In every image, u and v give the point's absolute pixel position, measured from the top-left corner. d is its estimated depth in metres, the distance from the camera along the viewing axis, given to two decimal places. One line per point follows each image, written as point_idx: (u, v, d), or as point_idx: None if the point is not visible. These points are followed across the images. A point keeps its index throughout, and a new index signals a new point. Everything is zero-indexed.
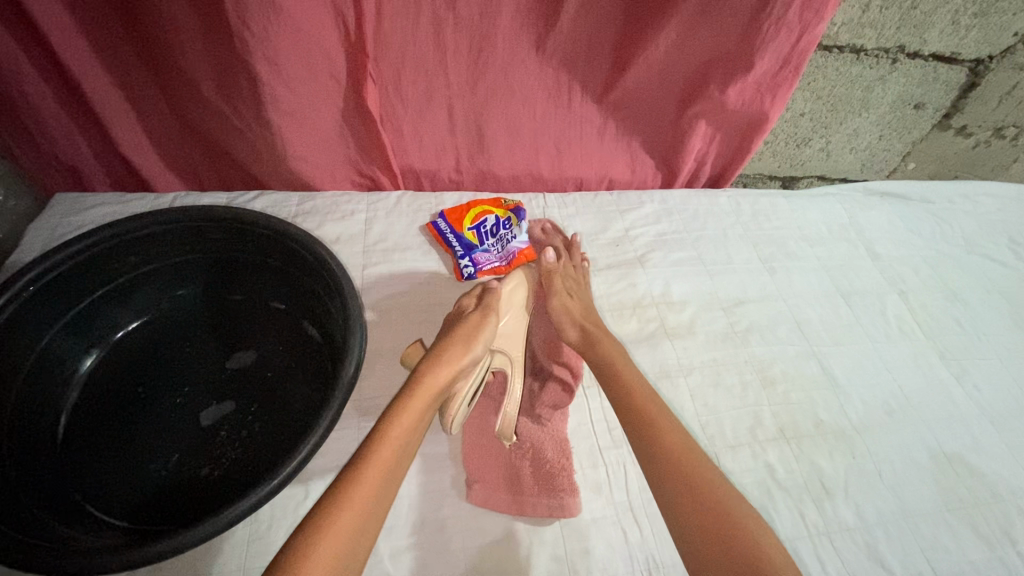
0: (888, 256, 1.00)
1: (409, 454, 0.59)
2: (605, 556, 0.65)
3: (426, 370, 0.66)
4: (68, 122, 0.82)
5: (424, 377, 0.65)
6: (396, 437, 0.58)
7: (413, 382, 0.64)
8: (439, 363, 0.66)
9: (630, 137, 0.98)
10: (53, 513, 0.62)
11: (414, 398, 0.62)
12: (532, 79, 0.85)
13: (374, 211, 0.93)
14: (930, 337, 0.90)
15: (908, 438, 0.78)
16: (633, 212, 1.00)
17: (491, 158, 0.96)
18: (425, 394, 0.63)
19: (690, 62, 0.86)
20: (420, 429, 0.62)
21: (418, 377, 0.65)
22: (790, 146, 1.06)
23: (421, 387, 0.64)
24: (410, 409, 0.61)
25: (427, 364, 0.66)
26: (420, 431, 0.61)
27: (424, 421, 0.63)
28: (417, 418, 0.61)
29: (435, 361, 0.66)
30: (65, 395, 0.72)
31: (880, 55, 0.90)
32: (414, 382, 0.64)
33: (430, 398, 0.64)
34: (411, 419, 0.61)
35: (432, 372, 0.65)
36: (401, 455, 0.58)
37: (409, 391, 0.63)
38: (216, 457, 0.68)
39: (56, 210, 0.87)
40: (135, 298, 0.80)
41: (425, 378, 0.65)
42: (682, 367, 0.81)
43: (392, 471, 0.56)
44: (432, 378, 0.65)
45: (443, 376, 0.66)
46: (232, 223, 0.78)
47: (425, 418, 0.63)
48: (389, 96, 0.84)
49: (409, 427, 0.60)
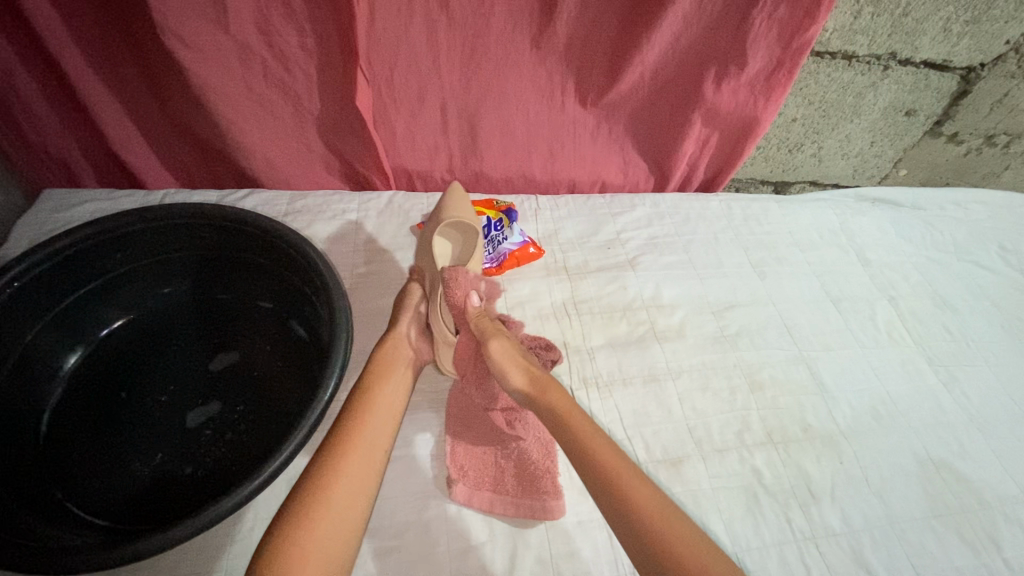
0: (879, 262, 1.00)
1: (376, 466, 0.57)
2: (590, 560, 0.64)
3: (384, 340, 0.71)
4: (57, 117, 0.81)
5: (380, 362, 0.67)
6: (358, 448, 0.57)
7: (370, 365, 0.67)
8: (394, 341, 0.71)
9: (623, 139, 0.98)
10: (31, 511, 0.61)
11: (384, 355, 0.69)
12: (525, 80, 0.85)
13: (365, 210, 0.93)
14: (919, 343, 0.90)
15: (897, 443, 0.79)
16: (625, 215, 1.00)
17: (483, 159, 0.96)
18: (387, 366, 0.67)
19: (682, 66, 0.86)
20: (385, 439, 0.60)
21: (371, 380, 0.64)
22: (782, 151, 1.06)
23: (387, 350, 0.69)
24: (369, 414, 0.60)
25: (378, 354, 0.69)
26: (384, 439, 0.60)
27: (388, 428, 0.61)
28: (378, 425, 0.60)
29: (385, 355, 0.69)
30: (49, 393, 0.71)
31: (872, 61, 0.91)
32: (365, 386, 0.64)
33: (390, 403, 0.63)
34: (371, 426, 0.60)
35: (386, 374, 0.66)
36: (366, 466, 0.56)
37: (363, 394, 0.62)
38: (200, 457, 0.68)
39: (45, 205, 0.86)
40: (120, 295, 0.79)
41: (380, 380, 0.65)
42: (671, 371, 0.81)
43: (359, 487, 0.54)
44: (385, 381, 0.65)
45: (396, 380, 0.66)
46: (221, 221, 0.77)
47: (387, 424, 0.62)
48: (382, 96, 0.83)
49: (372, 436, 0.59)
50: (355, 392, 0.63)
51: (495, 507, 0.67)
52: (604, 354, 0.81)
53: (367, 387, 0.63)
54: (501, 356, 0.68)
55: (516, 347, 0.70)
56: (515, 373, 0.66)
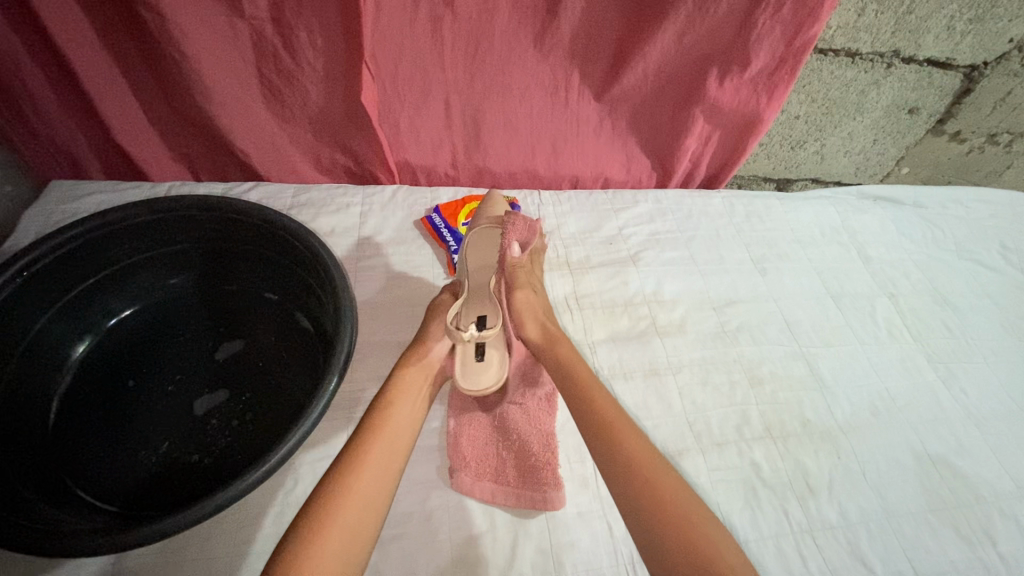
0: (879, 259, 1.01)
1: (385, 499, 0.56)
2: (590, 550, 0.65)
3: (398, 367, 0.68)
4: (64, 109, 0.82)
5: (394, 386, 0.65)
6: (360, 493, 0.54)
7: (390, 382, 0.66)
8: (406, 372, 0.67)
9: (626, 135, 0.98)
10: (43, 496, 0.62)
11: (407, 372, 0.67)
12: (528, 76, 0.85)
13: (369, 204, 0.94)
14: (918, 340, 0.91)
15: (894, 439, 0.79)
16: (627, 211, 1.00)
17: (487, 153, 0.97)
18: (409, 388, 0.66)
19: (686, 62, 0.86)
20: (392, 479, 0.57)
21: (379, 415, 0.61)
22: (785, 148, 1.06)
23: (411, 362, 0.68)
24: (374, 453, 0.57)
25: (391, 387, 0.65)
26: (391, 479, 0.57)
27: (396, 467, 0.58)
28: (384, 465, 0.57)
29: (398, 388, 0.65)
30: (58, 381, 0.72)
31: (875, 59, 0.91)
32: (370, 421, 0.61)
33: (399, 440, 0.60)
34: (377, 466, 0.57)
35: (396, 409, 0.63)
36: (374, 500, 0.54)
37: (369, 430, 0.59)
38: (207, 445, 0.69)
39: (51, 197, 0.87)
40: (128, 286, 0.80)
41: (388, 414, 0.62)
42: (671, 365, 0.82)
43: (359, 535, 0.52)
44: (395, 417, 0.62)
45: (406, 415, 0.63)
46: (227, 214, 0.78)
47: (396, 464, 0.58)
48: (386, 91, 0.84)
49: (377, 477, 0.56)
50: (361, 428, 0.60)
51: (496, 498, 0.68)
52: (605, 348, 0.82)
53: (374, 422, 0.60)
54: (523, 309, 0.72)
55: (540, 302, 0.73)
56: (532, 326, 0.70)
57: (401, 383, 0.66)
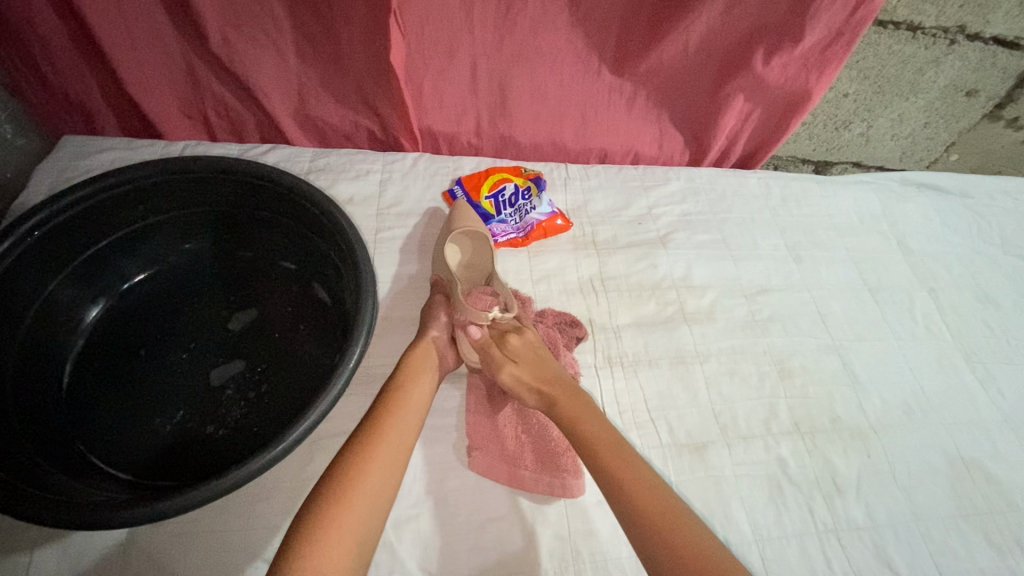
0: (920, 252, 0.96)
1: (393, 485, 0.55)
2: (609, 540, 0.64)
3: (401, 369, 0.65)
4: (76, 59, 0.79)
5: (405, 369, 0.65)
6: (349, 520, 0.50)
7: (401, 363, 0.66)
8: (404, 381, 0.64)
9: (661, 109, 0.93)
10: (57, 462, 0.61)
11: (414, 354, 0.67)
12: (562, 41, 0.80)
13: (389, 171, 0.90)
14: (957, 339, 0.87)
15: (927, 440, 0.76)
16: (657, 189, 0.96)
17: (513, 123, 0.92)
18: (418, 368, 0.66)
19: (733, 33, 0.80)
20: (385, 498, 0.54)
21: (373, 428, 0.58)
22: (828, 129, 1.00)
23: (417, 348, 0.68)
24: (364, 474, 0.53)
25: (387, 400, 0.61)
26: (382, 502, 0.53)
27: (389, 487, 0.55)
28: (375, 487, 0.53)
29: (394, 401, 0.61)
30: (72, 344, 0.71)
31: (938, 35, 0.84)
32: (378, 414, 0.59)
33: (394, 455, 0.56)
34: (366, 489, 0.53)
35: (400, 406, 0.61)
36: (383, 485, 0.54)
37: (359, 447, 0.55)
38: (221, 416, 0.67)
39: (63, 152, 0.84)
40: (142, 249, 0.78)
41: (392, 411, 0.60)
42: (698, 354, 0.79)
43: (357, 552, 0.49)
44: (390, 432, 0.58)
45: (403, 427, 0.59)
46: (243, 178, 0.75)
47: (388, 485, 0.55)
48: (411, 52, 0.79)
49: (365, 502, 0.52)
50: (371, 411, 0.60)
51: (515, 482, 0.66)
52: (630, 333, 0.79)
53: (366, 439, 0.56)
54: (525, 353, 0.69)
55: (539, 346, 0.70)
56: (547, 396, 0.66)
57: (398, 395, 0.62)
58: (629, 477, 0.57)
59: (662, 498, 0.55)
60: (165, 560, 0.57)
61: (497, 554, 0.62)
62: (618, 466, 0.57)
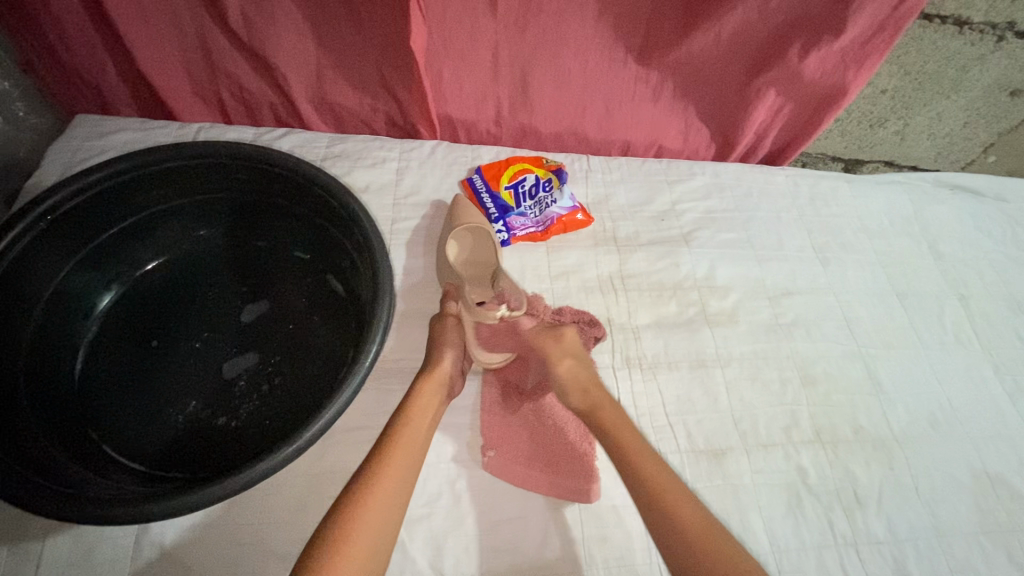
0: (952, 257, 0.93)
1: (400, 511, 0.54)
2: (624, 546, 0.63)
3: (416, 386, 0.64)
4: (89, 36, 0.76)
5: (419, 388, 0.63)
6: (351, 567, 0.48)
7: (416, 381, 0.64)
8: (413, 405, 0.62)
9: (689, 101, 0.89)
10: (69, 452, 0.61)
11: (432, 373, 0.65)
12: (590, 29, 0.77)
13: (406, 159, 0.87)
14: (987, 349, 0.84)
15: (952, 453, 0.74)
16: (681, 184, 0.93)
17: (535, 112, 0.89)
18: (433, 388, 0.64)
19: (770, 24, 0.77)
20: (392, 524, 0.53)
21: (385, 450, 0.57)
22: (862, 126, 0.96)
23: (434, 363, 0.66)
24: (366, 518, 0.51)
25: (391, 432, 0.58)
26: (384, 545, 0.51)
27: (390, 529, 0.53)
28: (377, 529, 0.51)
29: (405, 424, 0.60)
30: (84, 331, 0.70)
31: (986, 30, 0.80)
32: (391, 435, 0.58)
33: (403, 480, 0.55)
34: (369, 526, 0.51)
35: (412, 428, 0.59)
36: (390, 511, 0.53)
37: (362, 486, 0.53)
38: (234, 408, 0.67)
39: (78, 131, 0.83)
40: (155, 235, 0.76)
41: (403, 433, 0.59)
42: (719, 358, 0.77)
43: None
44: (395, 469, 0.55)
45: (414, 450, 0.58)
46: (259, 163, 0.73)
47: (390, 526, 0.53)
48: (433, 37, 0.76)
49: (367, 546, 0.50)
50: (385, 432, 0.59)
51: (529, 483, 0.65)
52: (650, 334, 0.77)
53: (369, 476, 0.54)
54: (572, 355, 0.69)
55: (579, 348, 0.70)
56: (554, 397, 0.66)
57: (403, 427, 0.59)
58: (648, 487, 0.56)
59: (682, 509, 0.54)
60: (174, 551, 0.57)
61: (509, 557, 0.61)
62: (637, 476, 0.56)
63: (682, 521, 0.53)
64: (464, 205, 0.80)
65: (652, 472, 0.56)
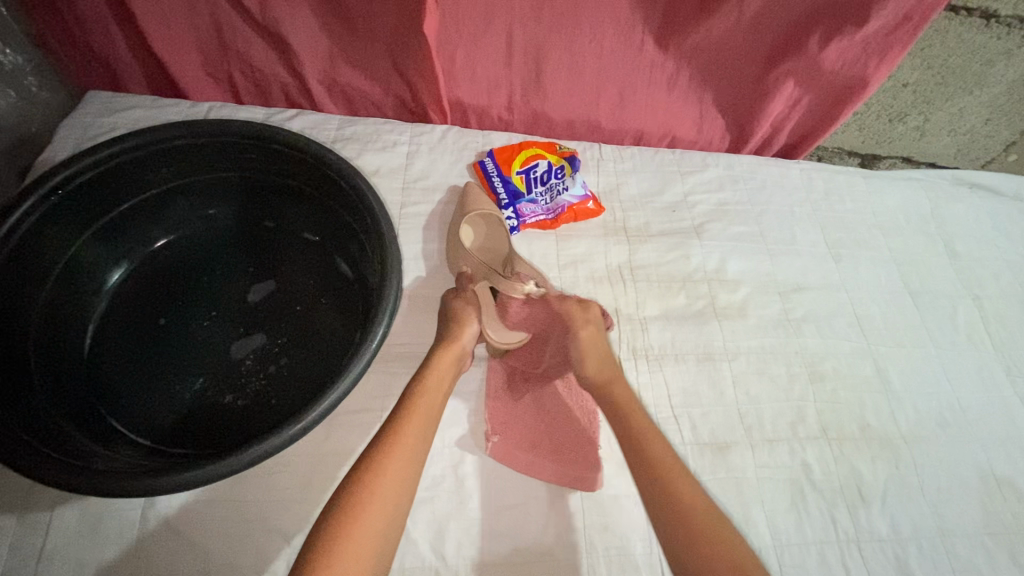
0: (968, 256, 0.91)
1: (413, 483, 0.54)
2: (625, 535, 0.63)
3: (428, 363, 0.63)
4: (101, 12, 0.76)
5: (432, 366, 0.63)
6: (363, 539, 0.48)
7: (429, 360, 0.64)
8: (425, 382, 0.61)
9: (704, 91, 0.88)
10: (78, 425, 0.61)
11: (444, 352, 0.64)
12: (605, 14, 0.75)
13: (417, 143, 0.87)
14: (999, 350, 0.83)
15: (960, 454, 0.74)
16: (694, 175, 0.91)
17: (547, 98, 0.88)
18: (445, 367, 0.63)
19: (791, 12, 0.75)
20: (406, 495, 0.53)
21: (397, 425, 0.56)
22: (881, 120, 0.94)
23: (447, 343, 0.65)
24: (379, 490, 0.51)
25: (403, 408, 0.58)
26: (398, 517, 0.51)
27: (404, 500, 0.52)
28: (391, 500, 0.51)
29: (416, 400, 0.59)
30: (94, 306, 0.70)
31: (1013, 24, 0.78)
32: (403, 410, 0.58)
33: (415, 454, 0.55)
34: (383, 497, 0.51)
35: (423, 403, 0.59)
36: (404, 482, 0.53)
37: (374, 460, 0.53)
38: (241, 387, 0.67)
39: (89, 108, 0.82)
40: (166, 212, 0.76)
41: (414, 409, 0.58)
42: (727, 351, 0.76)
43: (377, 552, 0.49)
44: (404, 444, 0.55)
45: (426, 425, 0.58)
46: (269, 143, 0.73)
47: (403, 500, 0.52)
48: (445, 18, 0.75)
49: (378, 520, 0.50)
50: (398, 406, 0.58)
51: (532, 470, 0.65)
52: (658, 326, 0.77)
53: (377, 451, 0.54)
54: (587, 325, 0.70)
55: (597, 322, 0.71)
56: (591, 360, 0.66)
57: (413, 404, 0.59)
58: (649, 477, 0.55)
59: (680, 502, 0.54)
60: (178, 525, 0.57)
61: (510, 542, 0.61)
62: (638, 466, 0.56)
63: (681, 513, 0.53)
64: (472, 191, 0.80)
65: (653, 464, 0.56)
